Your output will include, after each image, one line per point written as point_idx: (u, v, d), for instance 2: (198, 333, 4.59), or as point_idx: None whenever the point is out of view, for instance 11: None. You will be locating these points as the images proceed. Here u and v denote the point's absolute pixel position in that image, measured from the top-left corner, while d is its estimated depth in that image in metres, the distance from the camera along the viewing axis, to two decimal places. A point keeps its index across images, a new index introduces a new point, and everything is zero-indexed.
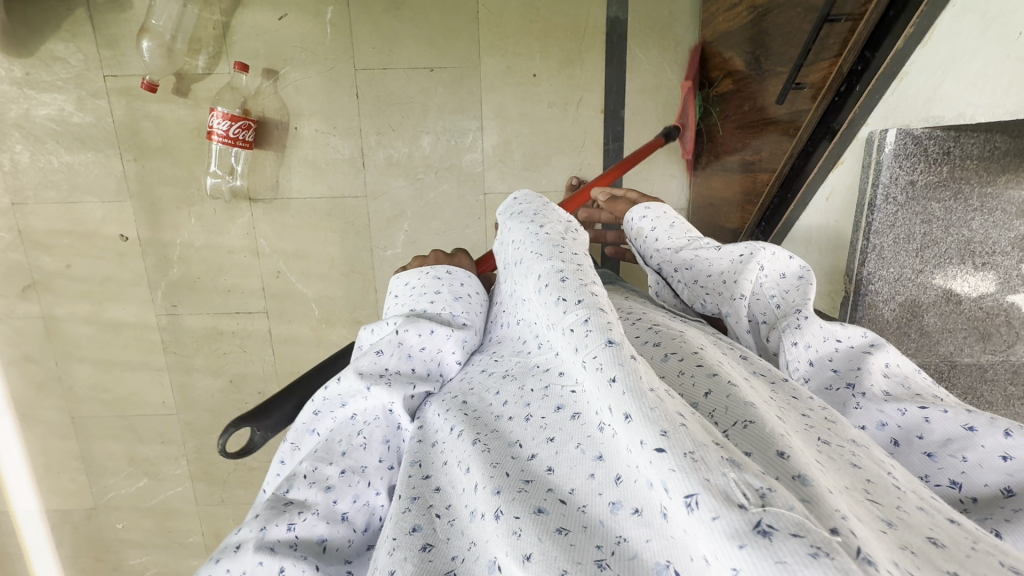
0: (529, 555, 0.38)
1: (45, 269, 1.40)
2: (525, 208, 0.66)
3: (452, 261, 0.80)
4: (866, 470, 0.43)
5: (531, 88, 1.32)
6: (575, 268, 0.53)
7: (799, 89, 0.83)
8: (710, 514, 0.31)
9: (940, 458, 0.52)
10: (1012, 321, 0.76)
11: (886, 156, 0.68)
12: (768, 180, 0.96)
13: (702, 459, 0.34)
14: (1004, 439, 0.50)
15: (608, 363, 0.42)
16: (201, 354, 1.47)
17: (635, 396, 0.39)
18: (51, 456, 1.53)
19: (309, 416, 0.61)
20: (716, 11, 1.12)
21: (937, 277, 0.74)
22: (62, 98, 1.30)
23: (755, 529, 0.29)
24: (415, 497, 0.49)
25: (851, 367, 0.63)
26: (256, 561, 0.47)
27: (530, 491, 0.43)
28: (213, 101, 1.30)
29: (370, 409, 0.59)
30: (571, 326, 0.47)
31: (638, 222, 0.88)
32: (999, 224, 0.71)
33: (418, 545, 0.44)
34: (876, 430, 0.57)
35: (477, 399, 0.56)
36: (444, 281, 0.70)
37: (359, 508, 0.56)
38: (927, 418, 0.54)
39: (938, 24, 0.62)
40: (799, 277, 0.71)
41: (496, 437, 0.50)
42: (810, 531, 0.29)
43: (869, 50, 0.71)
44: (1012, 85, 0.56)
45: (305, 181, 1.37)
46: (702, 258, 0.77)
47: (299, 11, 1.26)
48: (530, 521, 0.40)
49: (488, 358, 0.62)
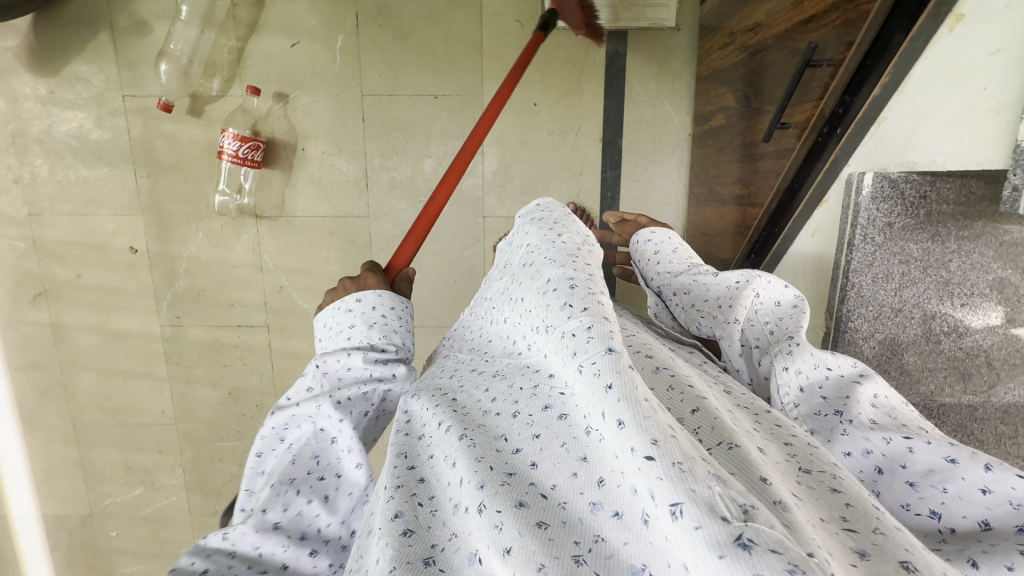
0: (509, 549, 0.40)
1: (55, 278, 1.44)
2: (547, 215, 0.68)
3: (358, 285, 0.79)
4: (847, 494, 0.44)
5: (531, 116, 1.36)
6: (586, 277, 0.53)
7: (784, 129, 0.85)
8: (694, 524, 0.32)
9: (921, 488, 0.52)
10: (993, 362, 0.76)
11: (864, 197, 0.71)
12: (755, 215, 0.97)
13: (689, 470, 0.35)
14: (984, 473, 0.50)
15: (606, 369, 0.42)
16: (202, 365, 1.50)
17: (629, 404, 0.39)
18: (51, 462, 1.55)
19: (252, 462, 0.65)
20: (711, 49, 1.17)
21: (914, 316, 0.75)
22: (83, 116, 1.36)
23: (735, 541, 0.31)
24: (399, 485, 0.50)
25: (839, 395, 0.62)
26: (185, 561, 0.55)
27: (512, 485, 0.45)
28: (225, 122, 1.36)
29: (303, 430, 0.63)
30: (573, 330, 0.47)
31: (642, 245, 0.90)
32: (976, 267, 0.72)
33: (399, 530, 0.46)
34: (861, 458, 0.56)
35: (467, 396, 0.57)
36: (354, 311, 0.73)
37: (291, 516, 0.58)
38: (910, 448, 0.54)
39: (912, 73, 0.64)
40: (793, 306, 0.71)
41: (483, 431, 0.51)
42: (788, 548, 0.30)
43: (849, 95, 0.74)
44: (977, 137, 0.58)
45: (310, 201, 1.41)
46: (700, 283, 0.78)
47: (311, 39, 1.32)
48: (511, 514, 0.42)
49: (480, 358, 0.63)
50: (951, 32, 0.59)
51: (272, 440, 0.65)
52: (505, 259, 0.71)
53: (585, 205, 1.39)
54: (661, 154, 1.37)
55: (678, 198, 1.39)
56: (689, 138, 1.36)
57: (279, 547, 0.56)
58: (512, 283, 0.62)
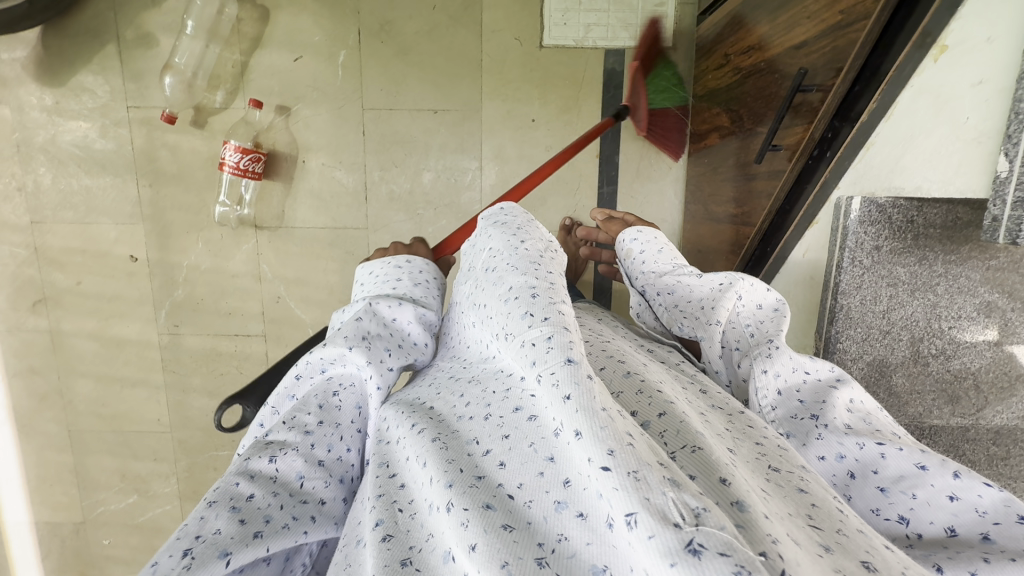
0: (474, 546, 0.40)
1: (56, 285, 1.46)
2: (511, 220, 0.67)
3: (410, 251, 0.91)
4: (813, 494, 0.45)
5: (530, 132, 1.38)
6: (547, 286, 0.54)
7: (776, 151, 0.87)
8: (647, 533, 0.33)
9: (891, 494, 0.52)
10: (981, 385, 0.77)
11: (852, 221, 0.71)
12: (748, 235, 0.97)
13: (644, 479, 0.35)
14: (953, 480, 0.50)
15: (565, 380, 0.43)
16: (199, 373, 1.51)
17: (586, 414, 0.40)
18: (46, 469, 1.55)
19: (291, 381, 0.66)
20: (706, 69, 1.19)
21: (902, 338, 0.75)
22: (87, 125, 1.38)
23: (686, 547, 0.32)
24: (381, 494, 0.50)
25: (816, 399, 0.62)
26: (231, 482, 0.54)
27: (480, 487, 0.45)
28: (227, 133, 1.37)
29: (347, 375, 0.65)
30: (533, 340, 0.48)
31: (629, 243, 0.90)
32: (964, 290, 0.72)
33: (378, 537, 0.46)
34: (834, 462, 0.56)
35: (443, 403, 0.57)
36: (404, 268, 0.80)
37: (333, 459, 0.61)
38: (883, 454, 0.54)
39: (897, 101, 0.65)
40: (775, 310, 0.72)
41: (456, 436, 0.51)
42: (736, 551, 0.31)
43: (838, 119, 0.75)
44: (961, 165, 0.60)
45: (310, 212, 1.42)
46: (684, 284, 0.79)
47: (314, 53, 1.35)
48: (477, 514, 0.42)
49: (458, 364, 0.64)
50: (935, 62, 0.60)
51: (313, 368, 0.66)
52: (467, 261, 0.71)
53: (581, 219, 1.40)
54: (657, 170, 1.39)
55: (674, 213, 1.40)
56: (685, 155, 1.37)
57: (320, 485, 0.58)
58: (478, 288, 0.63)
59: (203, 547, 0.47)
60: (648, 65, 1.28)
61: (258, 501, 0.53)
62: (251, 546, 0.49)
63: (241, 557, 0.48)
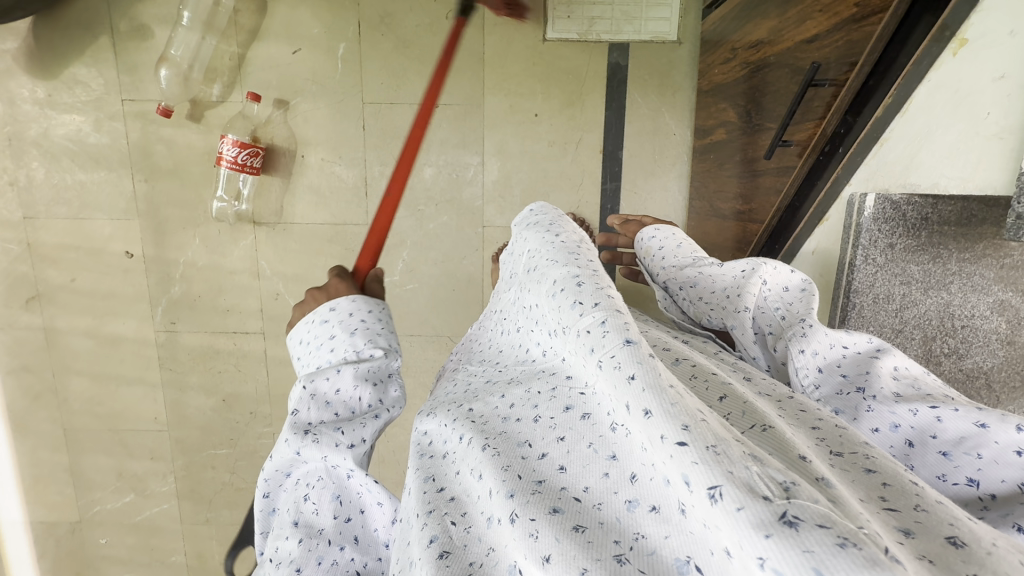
0: (549, 556, 0.43)
1: (50, 282, 1.43)
2: (541, 219, 0.72)
3: (326, 288, 0.78)
4: (882, 473, 0.44)
5: (532, 127, 1.36)
6: (591, 273, 0.56)
7: (786, 147, 0.85)
8: (735, 505, 0.33)
9: (955, 457, 0.51)
10: (993, 386, 0.73)
11: (865, 219, 0.72)
12: (756, 231, 0.96)
13: (724, 453, 0.36)
14: (1016, 434, 0.48)
15: (626, 361, 0.45)
16: (196, 371, 1.50)
17: (655, 392, 0.41)
18: (41, 467, 1.54)
19: (264, 503, 0.68)
20: (712, 63, 1.17)
21: (915, 336, 0.75)
22: (81, 119, 1.35)
23: (781, 519, 0.32)
24: (432, 510, 0.54)
25: (859, 371, 0.61)
26: None
27: (543, 493, 0.48)
28: (224, 127, 1.35)
29: (313, 471, 0.65)
30: (588, 327, 0.49)
31: (648, 241, 0.93)
32: (976, 289, 0.69)
33: (435, 554, 0.49)
34: (890, 433, 0.55)
35: (482, 404, 0.60)
36: (331, 320, 0.71)
37: (326, 566, 0.62)
38: (938, 418, 0.53)
39: (914, 96, 0.64)
40: (802, 290, 0.71)
41: (506, 439, 0.54)
42: (835, 522, 0.32)
43: (851, 114, 0.73)
44: (980, 163, 0.59)
45: (309, 207, 1.40)
46: (706, 275, 0.79)
47: (312, 46, 1.32)
48: (545, 522, 0.45)
49: (493, 368, 0.68)
50: (955, 56, 0.59)
51: (280, 475, 0.67)
52: (508, 268, 0.76)
53: (584, 216, 1.39)
54: (660, 165, 1.37)
55: (678, 211, 1.39)
56: (690, 151, 1.36)
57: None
58: (522, 290, 0.66)
59: None
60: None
61: None
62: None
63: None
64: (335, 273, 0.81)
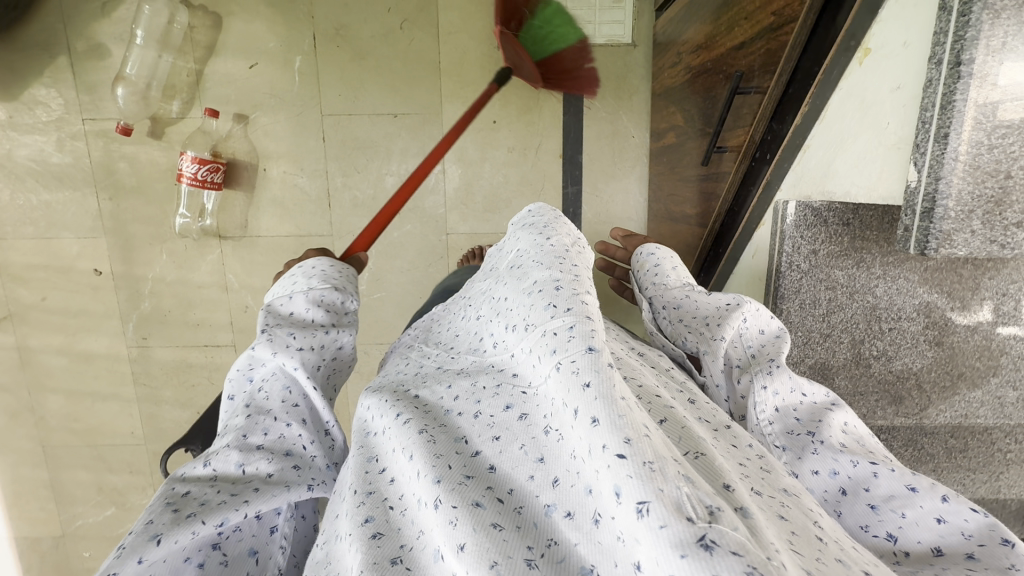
0: (463, 545, 0.41)
1: (21, 302, 1.45)
2: (537, 220, 0.70)
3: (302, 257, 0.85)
4: (793, 522, 0.44)
5: (490, 134, 1.36)
6: (571, 278, 0.55)
7: (722, 153, 0.86)
8: (659, 522, 0.34)
9: (882, 511, 0.55)
10: (923, 385, 0.76)
11: (789, 225, 0.69)
12: (702, 235, 0.99)
13: (659, 470, 0.37)
14: (941, 504, 0.53)
15: (585, 368, 0.44)
16: (170, 386, 1.52)
17: (606, 402, 0.41)
18: (22, 484, 1.56)
19: (227, 405, 0.66)
20: (663, 67, 1.17)
21: (843, 340, 0.74)
22: (42, 140, 1.36)
23: (698, 541, 0.33)
24: (371, 492, 0.52)
25: (812, 418, 0.63)
26: (166, 488, 0.54)
27: (470, 486, 0.46)
28: (185, 143, 1.36)
29: (268, 366, 0.64)
30: (555, 329, 0.48)
31: (645, 258, 0.92)
32: (902, 291, 0.71)
33: (367, 534, 0.48)
34: (828, 477, 0.58)
35: (428, 392, 0.58)
36: (293, 272, 0.77)
37: (272, 440, 0.59)
38: (875, 473, 0.56)
39: (830, 103, 0.65)
40: (776, 336, 0.70)
41: (445, 431, 0.52)
42: (748, 551, 0.33)
43: (776, 121, 0.75)
44: (882, 173, 0.59)
45: (274, 220, 1.41)
46: (691, 299, 0.78)
47: (269, 60, 1.32)
48: (466, 512, 0.43)
49: (445, 354, 0.66)
50: (862, 64, 0.60)
51: (241, 381, 0.66)
52: (493, 263, 0.76)
53: None
54: (620, 168, 1.38)
55: (639, 212, 1.39)
56: (648, 154, 1.36)
57: (263, 463, 0.57)
58: (498, 284, 0.65)
59: (135, 538, 0.48)
60: (508, 18, 1.13)
61: (195, 494, 0.53)
62: (182, 526, 0.49)
63: (174, 536, 0.48)
64: (316, 248, 0.87)
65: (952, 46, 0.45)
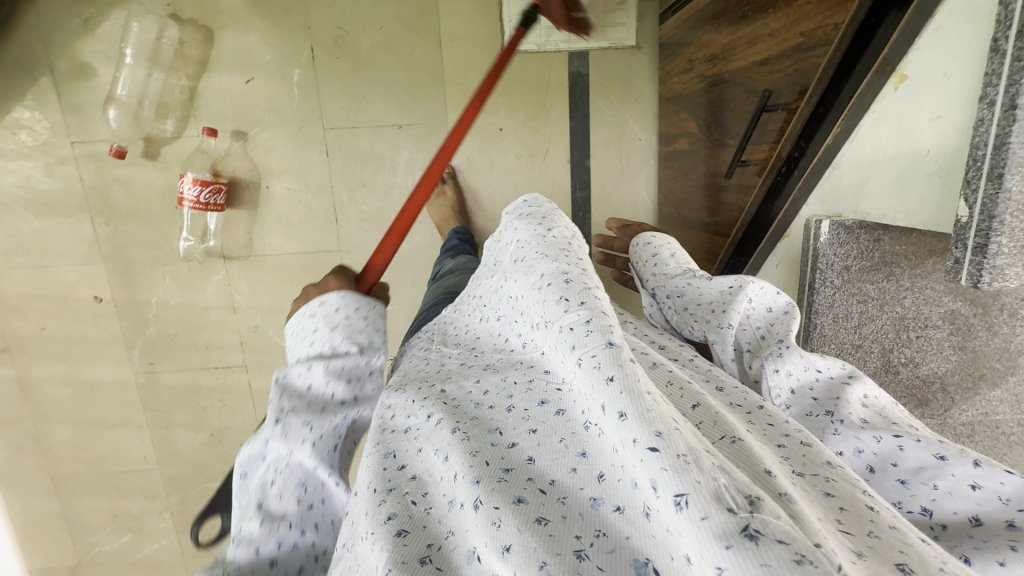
0: (509, 547, 0.40)
1: (19, 333, 1.40)
2: (535, 211, 0.70)
3: (321, 286, 0.79)
4: (840, 497, 0.45)
5: (497, 141, 1.35)
6: (580, 272, 0.54)
7: (745, 166, 0.85)
8: (699, 514, 0.32)
9: (912, 485, 0.54)
10: (949, 389, 0.78)
11: (822, 241, 0.76)
12: (720, 245, 1.00)
13: (694, 461, 0.35)
14: (973, 469, 0.52)
15: (607, 362, 0.43)
16: (181, 410, 1.49)
17: (632, 396, 0.40)
18: (33, 516, 1.53)
19: (239, 483, 0.63)
20: (672, 72, 1.18)
21: (872, 347, 0.81)
22: (30, 165, 1.30)
23: (743, 531, 0.31)
24: (391, 488, 0.51)
25: (829, 396, 0.65)
26: None
27: (509, 481, 0.46)
28: (182, 164, 1.31)
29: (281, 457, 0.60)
30: (571, 324, 0.47)
31: (642, 247, 1.00)
32: (929, 301, 0.74)
33: (392, 531, 0.47)
34: (853, 457, 0.58)
35: (456, 387, 0.59)
36: (317, 315, 0.72)
37: (285, 549, 0.58)
38: (901, 446, 0.56)
39: (861, 124, 0.67)
40: (784, 312, 0.74)
41: (477, 424, 0.52)
42: (795, 540, 0.31)
43: (805, 139, 0.75)
44: (923, 199, 0.61)
45: (279, 238, 1.38)
46: (694, 287, 0.81)
47: (266, 74, 1.28)
48: (508, 512, 0.43)
49: (468, 353, 0.66)
50: (896, 89, 0.61)
51: (254, 459, 0.62)
52: (494, 256, 0.73)
53: None
54: (627, 170, 1.38)
55: (646, 213, 1.41)
56: (655, 156, 1.37)
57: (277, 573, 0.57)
58: (509, 281, 0.63)
59: None
60: None
61: None
62: None
63: None
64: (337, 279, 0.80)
65: (1006, 89, 0.47)
